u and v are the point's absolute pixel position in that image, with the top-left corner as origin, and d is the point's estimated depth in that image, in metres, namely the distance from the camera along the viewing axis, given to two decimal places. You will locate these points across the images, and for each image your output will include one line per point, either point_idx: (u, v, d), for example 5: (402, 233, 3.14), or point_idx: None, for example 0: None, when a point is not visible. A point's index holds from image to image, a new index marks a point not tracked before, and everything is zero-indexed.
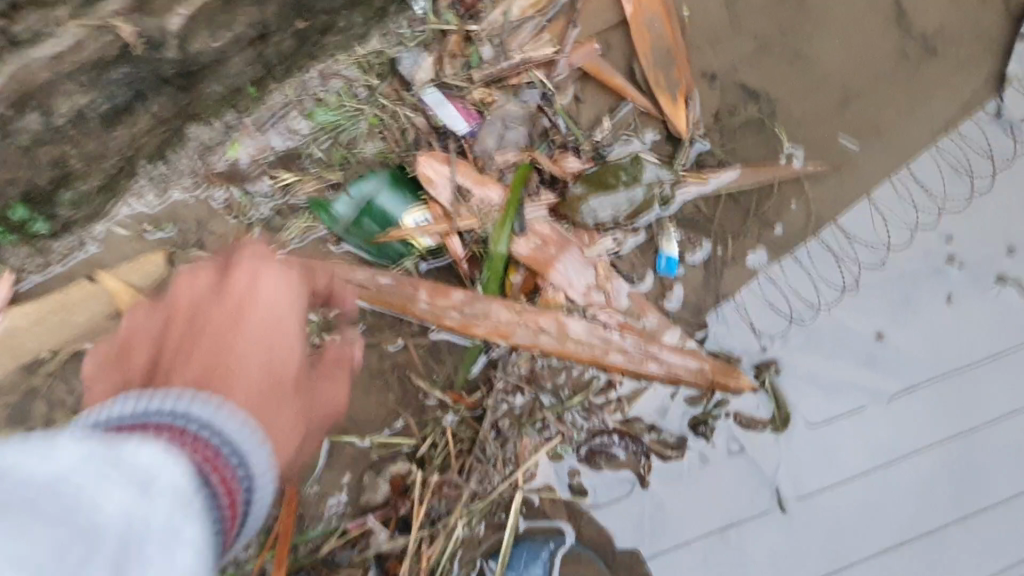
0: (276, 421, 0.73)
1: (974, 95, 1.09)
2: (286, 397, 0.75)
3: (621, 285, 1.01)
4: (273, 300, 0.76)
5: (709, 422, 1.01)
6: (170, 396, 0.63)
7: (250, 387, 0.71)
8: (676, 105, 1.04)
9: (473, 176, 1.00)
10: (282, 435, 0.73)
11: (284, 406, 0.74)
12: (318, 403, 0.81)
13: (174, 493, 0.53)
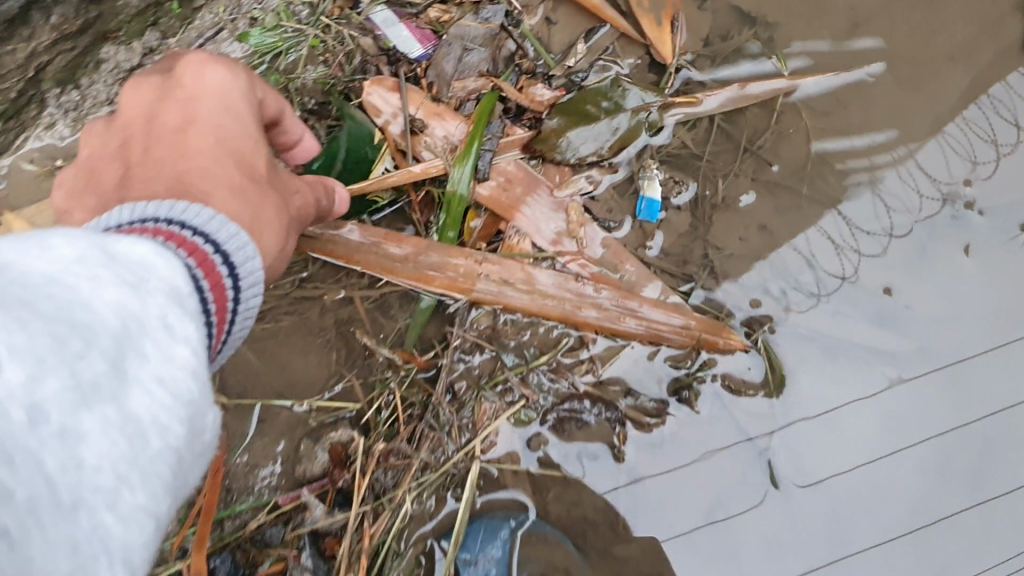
0: (268, 226, 0.59)
1: (1000, 27, 0.98)
2: (275, 204, 0.61)
3: (595, 229, 0.89)
4: (229, 99, 0.62)
5: (697, 383, 0.87)
6: (176, 209, 0.50)
7: (234, 190, 0.57)
8: (658, 24, 0.92)
9: (428, 105, 0.88)
10: (273, 230, 0.60)
11: (271, 212, 0.60)
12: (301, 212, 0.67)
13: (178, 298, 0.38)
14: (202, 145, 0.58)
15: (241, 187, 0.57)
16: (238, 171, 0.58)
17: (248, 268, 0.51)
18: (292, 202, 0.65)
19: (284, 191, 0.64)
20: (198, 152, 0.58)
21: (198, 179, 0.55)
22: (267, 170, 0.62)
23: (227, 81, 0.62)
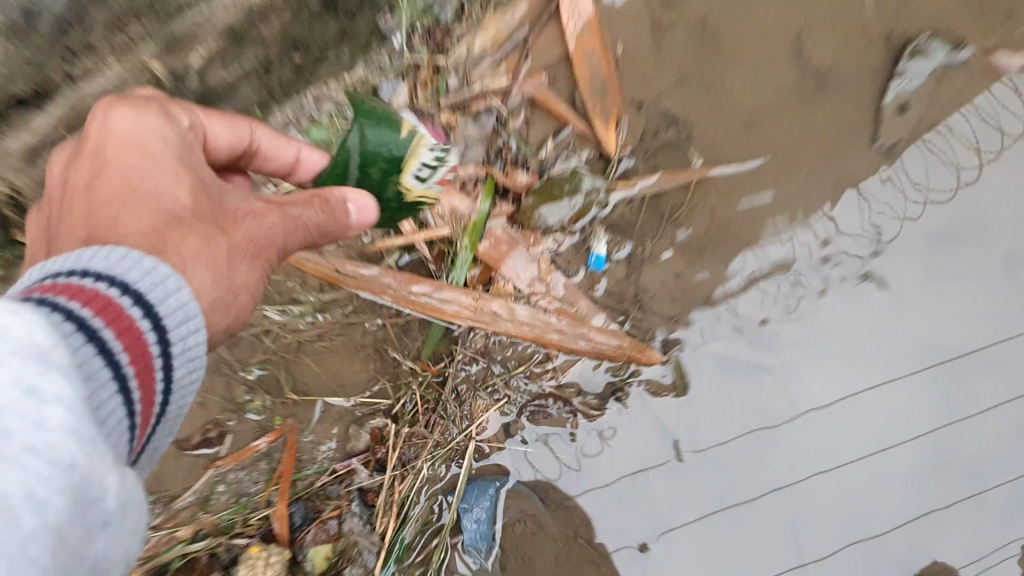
0: (193, 248, 0.70)
1: (857, 128, 1.32)
2: (219, 225, 0.74)
3: (558, 276, 1.25)
4: (144, 129, 0.76)
5: (625, 388, 1.27)
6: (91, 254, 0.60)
7: (152, 225, 0.68)
8: (607, 126, 1.27)
9: (441, 185, 1.22)
10: (205, 257, 0.70)
11: (208, 234, 0.72)
12: (269, 230, 0.78)
13: (130, 321, 0.57)
14: (127, 170, 0.73)
15: (180, 204, 0.72)
16: (173, 190, 0.73)
17: (176, 312, 0.62)
18: (255, 214, 0.78)
19: (235, 207, 0.78)
20: (123, 184, 0.71)
21: (111, 217, 0.68)
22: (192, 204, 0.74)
23: (144, 119, 0.77)
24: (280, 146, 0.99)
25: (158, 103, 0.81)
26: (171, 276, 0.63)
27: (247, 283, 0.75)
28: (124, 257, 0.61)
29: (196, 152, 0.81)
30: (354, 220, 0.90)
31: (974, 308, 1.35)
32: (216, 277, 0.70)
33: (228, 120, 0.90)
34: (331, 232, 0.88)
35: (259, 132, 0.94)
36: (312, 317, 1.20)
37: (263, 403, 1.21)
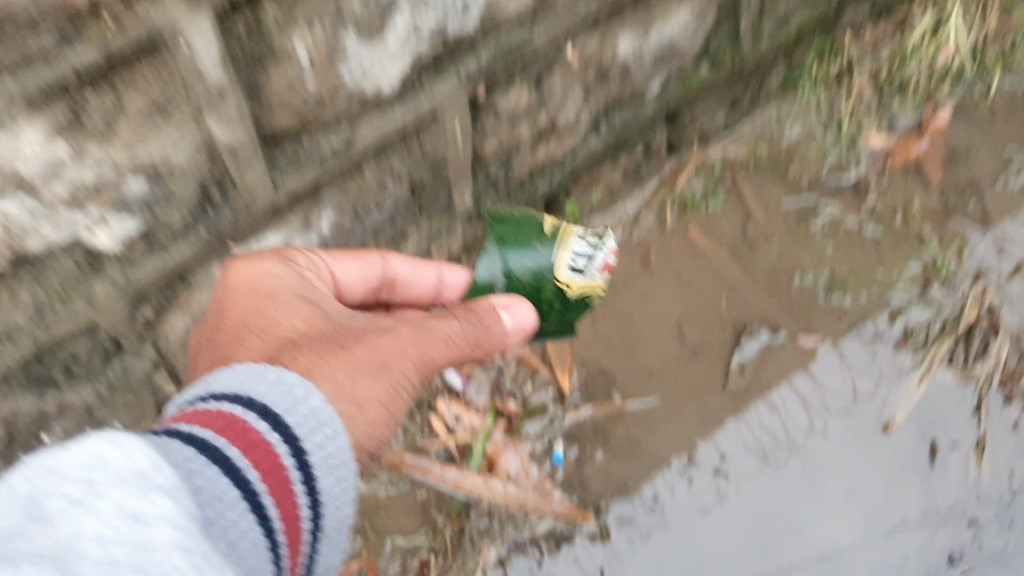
0: (324, 370, 1.18)
1: (712, 380, 2.16)
2: (342, 346, 1.25)
3: (534, 466, 2.09)
4: (278, 277, 1.35)
5: (573, 535, 2.02)
6: (212, 405, 1.00)
7: (281, 350, 1.20)
8: (562, 374, 2.18)
9: (464, 410, 2.15)
10: (334, 376, 1.19)
11: (335, 352, 1.23)
12: (400, 349, 1.31)
13: (288, 400, 1.04)
14: (263, 308, 1.30)
15: (299, 330, 1.27)
16: (293, 323, 1.28)
17: (288, 406, 1.04)
18: (380, 336, 1.32)
19: (353, 332, 1.31)
20: (269, 322, 1.28)
21: (240, 341, 1.25)
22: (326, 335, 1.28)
23: (274, 267, 1.36)
24: (423, 274, 1.65)
25: (282, 255, 1.39)
26: (305, 388, 1.07)
27: (376, 390, 1.24)
28: (251, 372, 1.06)
29: (314, 287, 1.39)
30: (511, 325, 1.49)
31: (829, 508, 2.02)
32: (333, 386, 1.18)
33: (359, 257, 1.54)
34: (484, 339, 1.44)
35: (428, 295, 1.52)
36: (387, 488, 2.08)
37: (357, 541, 2.03)
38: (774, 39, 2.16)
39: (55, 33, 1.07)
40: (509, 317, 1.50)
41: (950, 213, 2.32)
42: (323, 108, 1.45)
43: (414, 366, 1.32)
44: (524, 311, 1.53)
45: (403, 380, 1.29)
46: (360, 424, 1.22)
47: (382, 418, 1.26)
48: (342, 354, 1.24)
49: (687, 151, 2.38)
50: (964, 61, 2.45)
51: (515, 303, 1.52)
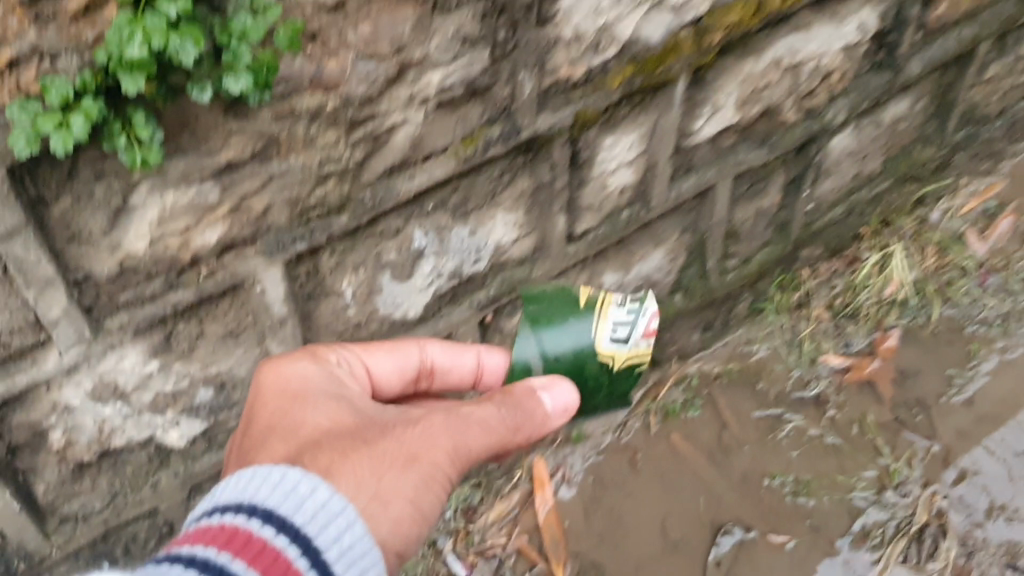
0: (344, 467, 1.06)
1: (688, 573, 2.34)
2: (368, 441, 1.11)
3: None
4: (305, 374, 1.26)
5: None
6: (242, 471, 0.99)
7: (304, 446, 1.10)
8: (558, 564, 2.37)
9: None
10: (351, 473, 1.06)
11: (356, 448, 1.09)
12: (428, 443, 1.14)
13: (293, 499, 0.95)
14: (288, 409, 1.20)
15: (322, 429, 1.15)
16: (318, 421, 1.16)
17: (301, 507, 0.95)
18: (407, 432, 1.15)
19: (383, 425, 1.17)
20: (292, 420, 1.17)
21: (266, 439, 1.16)
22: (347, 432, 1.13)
23: (301, 362, 1.28)
24: (458, 358, 1.49)
25: (312, 352, 1.32)
26: (313, 487, 0.98)
27: (400, 486, 1.09)
28: (256, 474, 0.98)
29: (345, 386, 1.27)
30: (553, 408, 1.32)
31: None
32: (356, 483, 1.05)
33: (393, 346, 1.42)
34: (525, 424, 1.27)
35: (428, 349, 1.46)
36: None
37: None
38: (740, 272, 2.51)
39: (165, 279, 1.36)
40: (491, 359, 1.54)
41: (902, 426, 2.60)
42: (358, 330, 1.72)
43: (449, 461, 1.14)
44: (495, 358, 1.55)
45: (433, 476, 1.12)
46: (383, 526, 1.06)
47: (407, 518, 1.09)
48: (355, 455, 1.08)
49: (668, 365, 2.70)
50: (907, 292, 2.82)
51: (553, 383, 1.34)
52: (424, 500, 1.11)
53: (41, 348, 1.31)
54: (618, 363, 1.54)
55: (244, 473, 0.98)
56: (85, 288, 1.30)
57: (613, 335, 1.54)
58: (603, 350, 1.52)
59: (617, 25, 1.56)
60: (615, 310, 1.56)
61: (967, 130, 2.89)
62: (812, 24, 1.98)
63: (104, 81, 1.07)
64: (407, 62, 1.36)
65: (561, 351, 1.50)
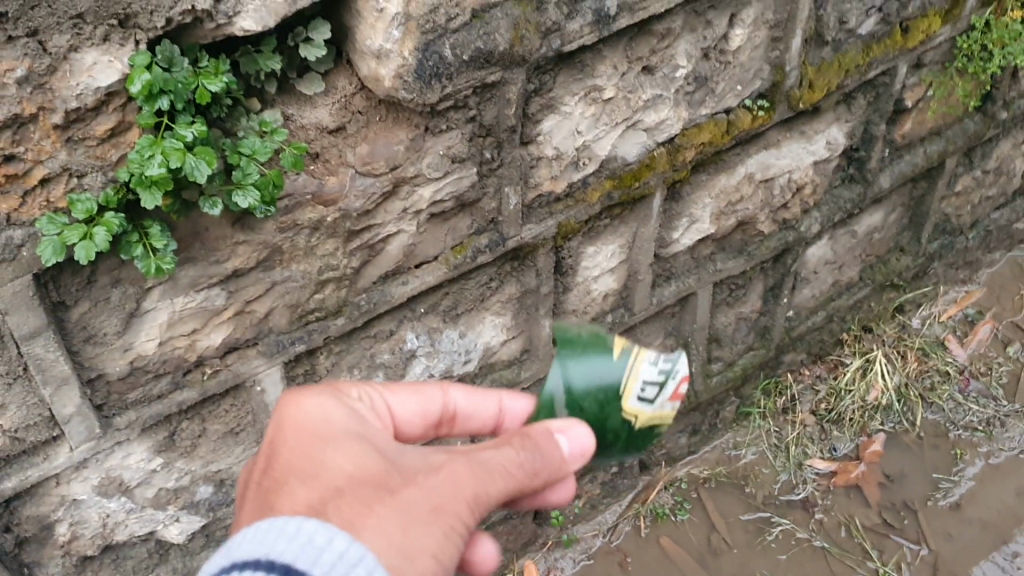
0: (368, 520, 0.92)
1: None
2: (391, 488, 0.96)
3: None
4: (322, 412, 1.06)
5: None
6: (256, 524, 0.89)
7: (324, 494, 0.95)
8: None
9: None
10: (374, 525, 0.92)
11: (379, 497, 0.95)
12: (454, 489, 0.99)
13: (310, 552, 0.84)
14: (304, 451, 1.01)
15: (343, 474, 0.97)
16: (338, 464, 0.99)
17: (319, 557, 0.84)
18: (433, 476, 0.99)
19: (405, 471, 1.00)
20: (307, 463, 1.00)
21: (280, 484, 0.99)
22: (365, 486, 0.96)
23: (317, 395, 1.08)
24: (482, 404, 1.25)
25: (327, 386, 1.10)
26: (330, 538, 0.87)
27: (428, 541, 0.94)
28: (274, 528, 0.88)
29: (368, 425, 1.08)
30: (570, 452, 1.12)
31: None
32: (382, 538, 0.91)
33: (414, 387, 1.19)
34: (543, 469, 1.08)
35: (452, 391, 1.22)
36: None
37: None
38: (725, 376, 2.54)
39: (171, 378, 1.45)
40: (514, 407, 1.29)
41: (890, 528, 2.56)
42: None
43: (473, 510, 1.00)
44: (520, 403, 1.30)
45: (458, 527, 0.98)
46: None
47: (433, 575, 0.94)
48: (377, 506, 0.94)
49: (657, 468, 2.64)
50: (890, 397, 2.79)
51: (569, 422, 1.14)
52: (448, 551, 0.97)
53: (52, 443, 1.39)
54: (640, 423, 1.41)
55: (260, 525, 0.89)
56: (96, 386, 1.39)
57: (641, 393, 1.39)
58: (629, 407, 1.38)
59: (594, 144, 1.69)
60: (648, 367, 1.40)
61: (943, 240, 2.96)
62: (781, 142, 2.13)
63: (126, 197, 1.19)
64: (400, 179, 1.48)
65: (590, 399, 1.36)
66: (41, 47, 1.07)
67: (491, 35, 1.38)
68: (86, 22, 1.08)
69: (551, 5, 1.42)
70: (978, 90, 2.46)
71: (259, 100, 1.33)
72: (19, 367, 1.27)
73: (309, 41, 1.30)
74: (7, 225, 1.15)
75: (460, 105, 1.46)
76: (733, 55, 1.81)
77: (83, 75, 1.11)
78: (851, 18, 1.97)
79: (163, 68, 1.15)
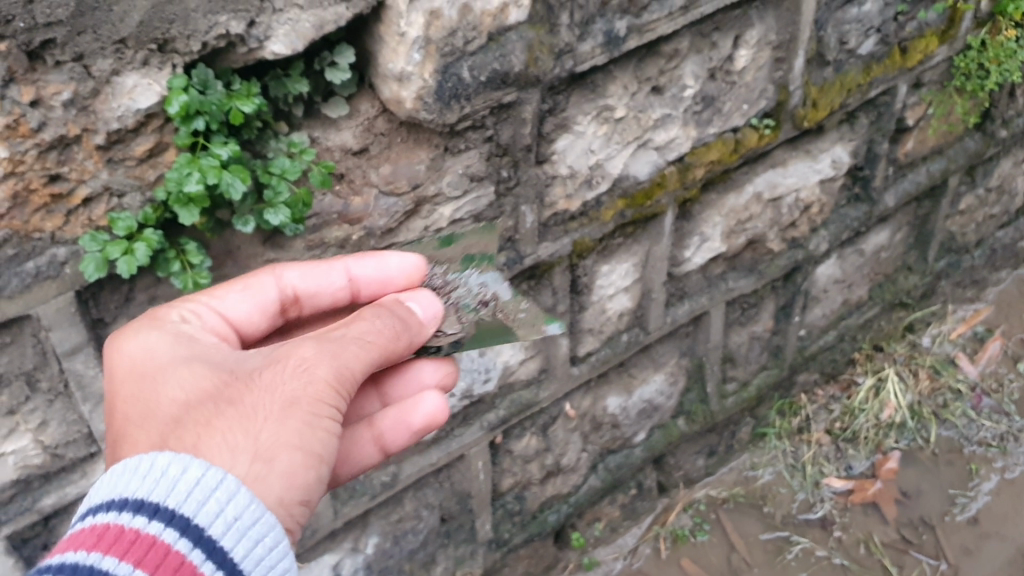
0: (213, 438, 0.96)
1: None
2: (233, 398, 0.99)
3: None
4: (145, 344, 1.10)
5: None
6: (108, 469, 0.92)
7: (162, 430, 0.97)
8: None
9: None
10: (218, 443, 0.95)
11: (219, 411, 0.98)
12: (303, 378, 1.02)
13: (165, 484, 0.88)
14: (139, 392, 1.05)
15: (177, 402, 1.00)
16: (172, 395, 1.01)
17: (174, 489, 0.88)
18: (273, 373, 1.02)
19: (247, 373, 1.03)
20: (144, 403, 1.03)
21: (123, 435, 1.01)
22: (206, 404, 0.98)
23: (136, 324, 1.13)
24: (321, 280, 1.35)
25: (148, 317, 1.15)
26: (184, 467, 0.90)
27: (283, 436, 0.98)
28: (121, 471, 0.90)
29: (193, 340, 1.13)
30: (424, 315, 1.25)
31: None
32: (230, 454, 0.95)
33: (245, 284, 1.28)
34: (405, 336, 1.17)
35: (283, 275, 1.32)
36: None
37: None
38: (740, 397, 2.57)
39: None
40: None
41: (908, 544, 2.56)
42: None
43: (332, 390, 1.03)
44: (367, 266, 1.36)
45: (323, 408, 1.02)
46: (275, 481, 0.97)
47: (302, 464, 0.99)
48: (222, 420, 0.97)
49: (675, 490, 2.65)
50: (903, 415, 2.82)
51: (416, 292, 1.28)
52: (312, 438, 1.01)
53: (90, 460, 1.43)
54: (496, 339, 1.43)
55: (114, 469, 0.92)
56: None
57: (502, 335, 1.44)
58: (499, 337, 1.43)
59: (607, 162, 1.75)
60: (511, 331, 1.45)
61: (949, 258, 2.99)
62: (787, 160, 2.19)
63: (163, 215, 1.26)
64: (422, 198, 1.54)
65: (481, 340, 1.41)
66: (85, 71, 1.14)
67: (507, 57, 1.43)
68: (128, 47, 1.15)
69: (564, 27, 1.49)
70: (977, 108, 2.51)
71: (286, 123, 1.39)
72: (61, 384, 1.33)
73: (334, 65, 1.36)
74: (51, 243, 1.22)
75: (477, 124, 1.52)
76: (738, 75, 1.86)
77: (124, 97, 1.17)
78: (850, 39, 2.04)
79: (198, 92, 1.21)
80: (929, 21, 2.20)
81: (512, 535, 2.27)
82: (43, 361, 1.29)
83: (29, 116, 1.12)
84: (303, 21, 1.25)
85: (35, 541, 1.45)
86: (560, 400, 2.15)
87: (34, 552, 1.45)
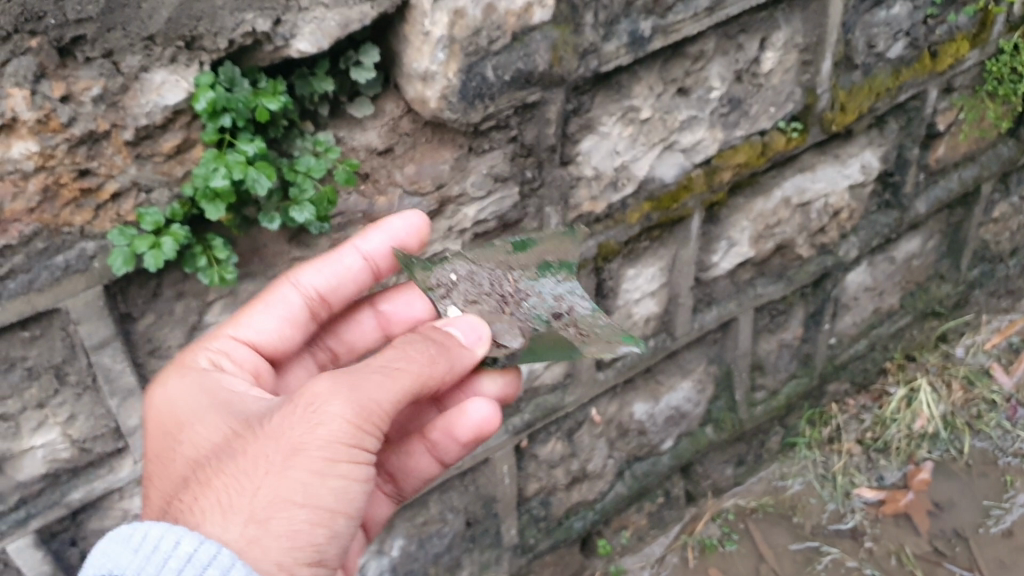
0: (215, 497, 0.97)
1: None
2: (242, 451, 1.00)
3: None
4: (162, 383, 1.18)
5: None
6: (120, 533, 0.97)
7: (181, 488, 1.02)
8: None
9: None
10: (218, 503, 0.97)
11: (226, 467, 0.99)
12: (311, 415, 0.98)
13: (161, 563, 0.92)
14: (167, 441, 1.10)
15: (197, 460, 1.03)
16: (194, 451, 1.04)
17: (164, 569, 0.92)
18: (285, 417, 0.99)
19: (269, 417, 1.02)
20: (171, 457, 1.08)
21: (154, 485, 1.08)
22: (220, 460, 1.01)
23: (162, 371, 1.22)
24: (335, 268, 1.37)
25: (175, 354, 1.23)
26: (177, 542, 0.94)
27: (287, 486, 0.96)
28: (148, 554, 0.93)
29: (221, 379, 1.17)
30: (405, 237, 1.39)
31: None
32: (228, 515, 0.95)
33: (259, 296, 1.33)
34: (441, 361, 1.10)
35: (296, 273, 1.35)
36: None
37: None
38: (770, 405, 2.54)
39: None
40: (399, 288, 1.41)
41: (941, 556, 2.51)
42: None
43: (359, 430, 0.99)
44: (377, 239, 1.38)
45: (330, 448, 0.97)
46: (276, 547, 0.95)
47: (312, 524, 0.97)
48: (220, 471, 0.99)
49: (703, 500, 2.63)
50: (936, 426, 2.79)
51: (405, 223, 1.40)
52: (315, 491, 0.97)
53: (118, 455, 1.46)
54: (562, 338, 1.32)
55: (127, 534, 0.97)
56: None
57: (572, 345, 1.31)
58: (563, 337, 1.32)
59: (633, 164, 1.75)
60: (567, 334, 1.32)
61: (983, 267, 2.96)
62: (815, 165, 2.17)
63: (190, 211, 1.29)
64: (445, 198, 1.56)
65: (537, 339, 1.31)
66: (114, 67, 1.17)
67: (531, 56, 1.44)
68: (156, 43, 1.18)
69: (588, 26, 1.49)
70: (1011, 113, 2.48)
71: (312, 122, 1.41)
72: (89, 378, 1.36)
73: (360, 63, 1.38)
74: (80, 237, 1.25)
75: (501, 125, 1.53)
76: (765, 78, 1.86)
77: (152, 93, 1.20)
78: (879, 42, 2.02)
79: (225, 88, 1.24)
80: (959, 25, 2.18)
81: (538, 540, 2.26)
82: (72, 355, 1.32)
83: (60, 111, 1.15)
84: (328, 20, 1.27)
85: (63, 536, 1.47)
86: (586, 405, 2.14)
87: (61, 546, 1.47)
